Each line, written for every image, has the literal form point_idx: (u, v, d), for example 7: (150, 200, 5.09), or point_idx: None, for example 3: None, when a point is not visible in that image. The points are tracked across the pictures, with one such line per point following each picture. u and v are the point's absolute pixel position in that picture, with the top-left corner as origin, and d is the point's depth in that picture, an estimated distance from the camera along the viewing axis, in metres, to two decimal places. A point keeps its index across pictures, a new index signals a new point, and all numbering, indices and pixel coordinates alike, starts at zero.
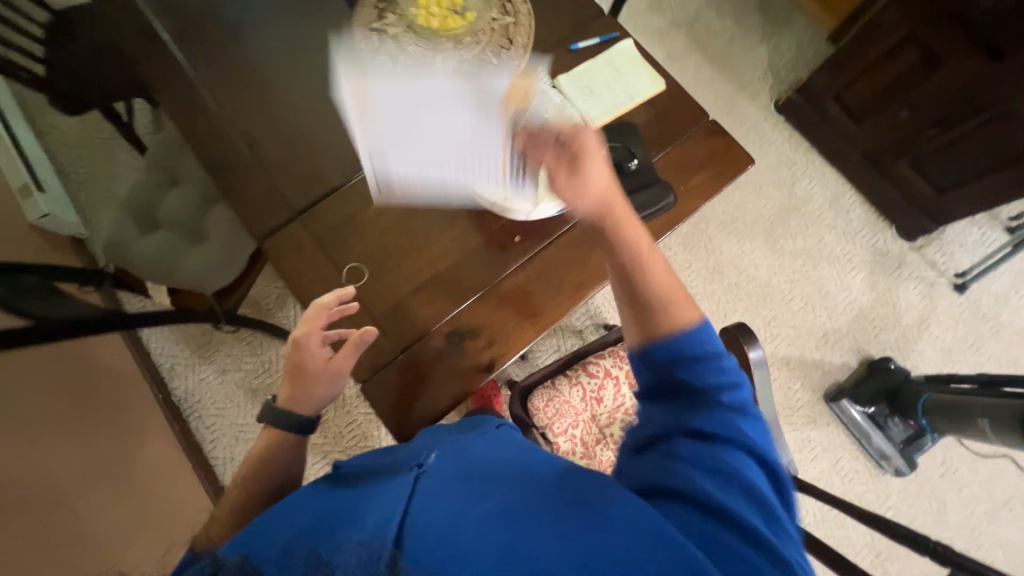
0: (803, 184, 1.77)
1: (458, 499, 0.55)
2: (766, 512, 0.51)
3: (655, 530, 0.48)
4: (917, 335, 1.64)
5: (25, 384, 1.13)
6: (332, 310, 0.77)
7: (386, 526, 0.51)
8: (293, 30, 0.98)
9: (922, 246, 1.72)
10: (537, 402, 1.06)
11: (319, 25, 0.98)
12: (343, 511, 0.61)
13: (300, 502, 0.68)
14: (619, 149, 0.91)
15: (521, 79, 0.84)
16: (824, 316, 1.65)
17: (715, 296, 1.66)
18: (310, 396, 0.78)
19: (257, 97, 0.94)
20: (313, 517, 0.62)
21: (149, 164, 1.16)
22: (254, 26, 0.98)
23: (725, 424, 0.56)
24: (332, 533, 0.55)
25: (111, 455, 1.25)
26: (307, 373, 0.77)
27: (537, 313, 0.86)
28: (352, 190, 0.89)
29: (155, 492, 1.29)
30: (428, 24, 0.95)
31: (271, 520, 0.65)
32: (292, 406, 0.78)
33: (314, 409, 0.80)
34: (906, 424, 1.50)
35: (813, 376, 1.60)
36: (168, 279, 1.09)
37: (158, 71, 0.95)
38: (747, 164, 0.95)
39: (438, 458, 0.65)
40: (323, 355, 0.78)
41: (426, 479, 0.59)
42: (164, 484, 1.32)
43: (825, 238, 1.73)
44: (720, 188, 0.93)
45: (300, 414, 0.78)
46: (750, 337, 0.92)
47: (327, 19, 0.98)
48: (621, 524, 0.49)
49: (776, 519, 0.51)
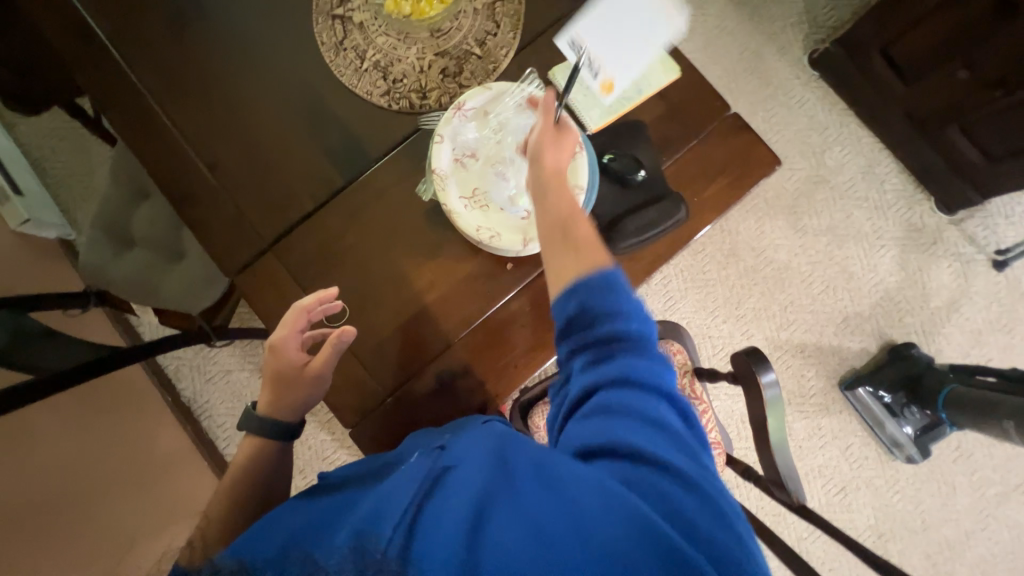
0: (834, 152, 1.59)
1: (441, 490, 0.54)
2: (675, 439, 0.54)
3: (587, 504, 0.49)
4: (945, 317, 1.54)
5: (42, 408, 1.14)
6: (308, 312, 0.73)
7: (376, 527, 0.51)
8: (243, 21, 0.84)
9: (961, 219, 1.56)
10: (538, 419, 1.04)
11: (274, 14, 0.84)
12: (338, 512, 0.59)
13: (291, 505, 0.63)
14: (623, 157, 0.79)
15: (507, 83, 0.72)
16: (846, 299, 1.56)
17: (729, 282, 1.56)
18: (291, 401, 0.75)
19: (210, 108, 0.83)
20: (306, 518, 0.59)
21: (114, 174, 1.08)
22: (200, 19, 0.84)
23: (628, 371, 0.56)
24: (324, 539, 0.54)
25: (135, 467, 1.29)
26: (286, 378, 0.74)
27: (532, 346, 0.80)
28: (325, 216, 0.81)
29: (179, 499, 1.34)
30: (399, 11, 0.82)
31: (258, 527, 0.59)
32: (273, 414, 0.75)
33: (297, 414, 0.77)
34: (924, 413, 1.45)
35: (829, 362, 1.54)
36: (151, 301, 1.05)
37: (97, 82, 0.84)
38: (773, 165, 0.82)
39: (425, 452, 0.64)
40: (302, 358, 0.74)
41: (413, 474, 0.59)
42: (187, 490, 1.37)
43: (854, 213, 1.58)
44: (740, 196, 0.82)
45: (281, 419, 0.76)
46: (763, 362, 0.87)
47: (282, 6, 0.84)
48: (569, 499, 0.51)
49: (683, 441, 0.55)
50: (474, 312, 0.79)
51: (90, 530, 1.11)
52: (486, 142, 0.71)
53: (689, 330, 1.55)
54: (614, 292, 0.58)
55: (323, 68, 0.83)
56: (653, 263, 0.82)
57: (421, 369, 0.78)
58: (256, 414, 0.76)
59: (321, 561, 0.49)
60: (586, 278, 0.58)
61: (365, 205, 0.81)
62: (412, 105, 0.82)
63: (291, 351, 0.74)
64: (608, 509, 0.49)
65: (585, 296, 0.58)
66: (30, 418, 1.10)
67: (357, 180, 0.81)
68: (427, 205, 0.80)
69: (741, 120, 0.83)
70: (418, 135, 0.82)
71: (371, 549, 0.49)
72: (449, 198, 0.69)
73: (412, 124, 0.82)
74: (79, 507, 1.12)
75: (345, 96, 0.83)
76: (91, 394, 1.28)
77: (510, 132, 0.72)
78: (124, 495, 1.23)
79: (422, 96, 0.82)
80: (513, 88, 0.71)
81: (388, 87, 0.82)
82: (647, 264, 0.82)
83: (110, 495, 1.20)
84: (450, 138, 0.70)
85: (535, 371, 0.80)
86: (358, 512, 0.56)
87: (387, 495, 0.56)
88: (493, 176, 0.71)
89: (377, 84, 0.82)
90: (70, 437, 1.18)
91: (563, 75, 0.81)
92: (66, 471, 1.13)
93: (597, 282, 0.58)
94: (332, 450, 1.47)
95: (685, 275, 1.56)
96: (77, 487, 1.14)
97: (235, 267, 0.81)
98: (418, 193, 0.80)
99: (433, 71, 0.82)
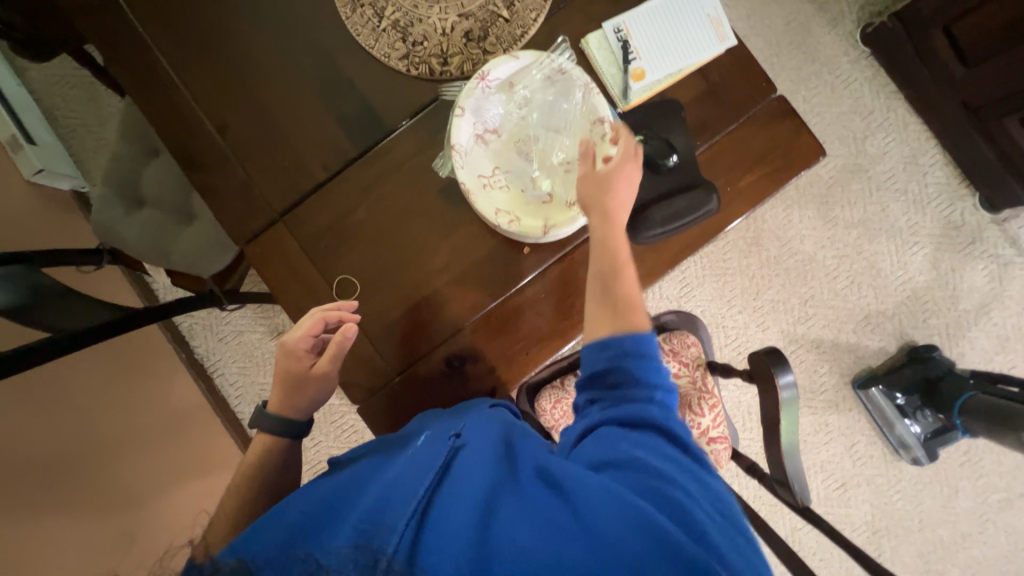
0: (877, 139, 1.49)
1: (453, 490, 0.56)
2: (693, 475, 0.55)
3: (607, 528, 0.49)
4: (973, 321, 1.48)
5: (66, 363, 1.18)
6: (318, 319, 0.72)
7: (380, 525, 0.51)
8: None
9: (1004, 219, 1.48)
10: (544, 404, 1.02)
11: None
12: (347, 496, 0.59)
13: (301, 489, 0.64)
14: (655, 140, 0.74)
15: (535, 52, 0.66)
16: (871, 296, 1.50)
17: (749, 272, 1.51)
18: (299, 401, 0.75)
19: (220, 66, 0.79)
20: (314, 503, 0.59)
21: (123, 130, 1.05)
22: None
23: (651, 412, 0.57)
24: (326, 532, 0.53)
25: (155, 422, 1.34)
26: (295, 379, 0.74)
27: (543, 335, 0.78)
28: (338, 187, 0.77)
29: (198, 452, 1.40)
30: None
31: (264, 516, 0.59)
32: (282, 412, 0.75)
33: (305, 412, 0.76)
34: (936, 417, 1.43)
35: (844, 360, 1.50)
36: (163, 263, 1.04)
37: (100, 30, 0.79)
38: (817, 156, 0.76)
39: (427, 438, 0.65)
40: (309, 360, 0.74)
41: (416, 466, 0.60)
42: (206, 444, 1.43)
43: (890, 206, 1.49)
44: (778, 189, 0.76)
45: (291, 418, 0.76)
46: (782, 363, 0.84)
47: None
48: (581, 504, 0.52)
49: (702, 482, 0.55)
50: (487, 295, 0.77)
51: (107, 484, 1.16)
52: (509, 119, 0.67)
53: (703, 319, 1.52)
54: (641, 359, 0.59)
55: (339, 26, 0.77)
56: (679, 255, 0.77)
57: (430, 351, 0.77)
58: (268, 411, 0.75)
59: (322, 559, 0.48)
60: (621, 335, 0.60)
61: (379, 180, 0.77)
62: (431, 71, 0.76)
63: (299, 354, 0.73)
64: (620, 513, 0.50)
65: (614, 354, 0.60)
66: (47, 374, 1.13)
67: (371, 151, 0.77)
68: (444, 181, 0.76)
69: (787, 104, 0.76)
70: (436, 105, 0.77)
71: (375, 549, 0.49)
72: (469, 179, 0.65)
73: (432, 93, 0.77)
74: (100, 461, 1.18)
75: (361, 58, 0.77)
76: (114, 354, 1.31)
77: (536, 108, 0.67)
78: (144, 448, 1.28)
79: (443, 61, 0.76)
80: (543, 58, 0.66)
81: (407, 51, 0.76)
82: (671, 256, 0.78)
83: (131, 449, 1.26)
84: (471, 113, 0.65)
85: (550, 358, 0.78)
86: (361, 506, 0.55)
87: (393, 485, 0.57)
88: (516, 156, 0.67)
89: (395, 46, 0.77)
90: (91, 391, 1.22)
91: (597, 45, 0.75)
92: (85, 427, 1.18)
93: (629, 343, 0.60)
94: (340, 413, 1.51)
95: (703, 263, 1.51)
96: (98, 442, 1.19)
97: (244, 235, 0.78)
98: (434, 168, 0.76)
99: (456, 34, 0.76)
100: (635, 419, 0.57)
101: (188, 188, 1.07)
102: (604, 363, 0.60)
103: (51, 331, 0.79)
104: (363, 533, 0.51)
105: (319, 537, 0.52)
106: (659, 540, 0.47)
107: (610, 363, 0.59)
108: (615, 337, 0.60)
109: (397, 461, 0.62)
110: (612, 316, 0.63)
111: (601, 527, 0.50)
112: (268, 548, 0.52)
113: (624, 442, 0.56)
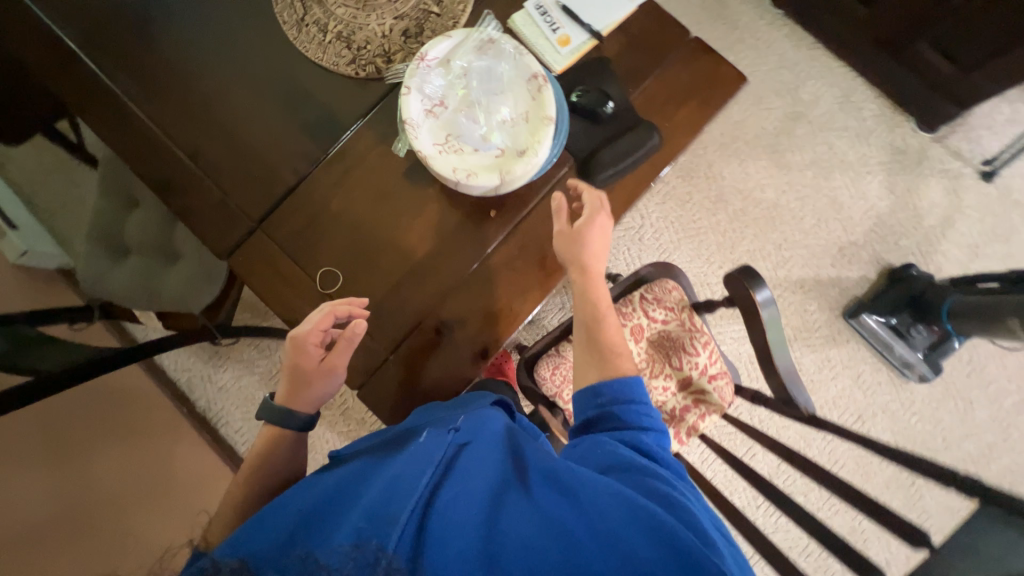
0: (809, 86, 1.60)
1: (456, 485, 0.57)
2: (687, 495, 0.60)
3: (612, 523, 0.53)
4: (941, 235, 1.54)
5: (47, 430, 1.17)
6: (331, 313, 0.74)
7: (381, 520, 0.51)
8: (207, 12, 0.86)
9: (943, 136, 1.56)
10: (543, 372, 1.04)
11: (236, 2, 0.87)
12: (348, 493, 0.60)
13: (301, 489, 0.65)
14: (590, 92, 0.80)
15: (465, 30, 0.74)
16: (839, 229, 1.56)
17: (720, 228, 1.57)
18: (310, 392, 0.77)
19: (184, 100, 0.85)
20: (313, 500, 0.61)
21: (102, 187, 1.10)
22: (163, 16, 0.86)
23: (644, 444, 0.64)
24: (326, 533, 0.53)
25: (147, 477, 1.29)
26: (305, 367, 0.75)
27: (523, 291, 0.81)
28: (307, 189, 0.82)
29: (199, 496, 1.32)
30: None
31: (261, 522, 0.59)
32: (292, 403, 0.77)
33: (314, 405, 0.78)
34: (930, 330, 1.45)
35: (830, 294, 1.54)
36: (153, 305, 1.06)
37: (72, 90, 0.86)
38: (740, 83, 0.83)
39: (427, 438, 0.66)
40: (320, 354, 0.75)
41: (418, 464, 0.61)
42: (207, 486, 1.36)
43: (836, 144, 1.58)
44: (711, 118, 0.83)
45: (301, 409, 0.77)
46: (757, 280, 0.87)
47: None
48: (585, 499, 0.56)
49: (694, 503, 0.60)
50: (461, 266, 0.81)
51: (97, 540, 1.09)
52: (452, 89, 0.73)
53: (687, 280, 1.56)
54: (629, 398, 0.69)
55: (288, 48, 0.85)
56: (634, 194, 0.82)
57: (420, 324, 0.80)
58: (275, 402, 0.77)
59: (320, 557, 0.48)
60: (609, 382, 0.70)
61: (346, 175, 0.82)
62: (378, 70, 0.83)
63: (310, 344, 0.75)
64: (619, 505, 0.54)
65: (605, 400, 0.69)
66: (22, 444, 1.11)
67: (334, 150, 0.83)
68: (405, 164, 0.82)
69: (702, 43, 0.84)
70: (388, 100, 0.83)
71: (375, 548, 0.48)
72: (425, 147, 0.70)
73: (382, 90, 0.84)
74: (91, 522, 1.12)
75: (313, 71, 0.84)
76: (108, 413, 1.31)
77: (475, 76, 0.73)
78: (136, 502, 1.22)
79: (387, 60, 0.83)
80: (473, 33, 0.73)
81: (353, 56, 0.84)
82: (628, 195, 0.82)
83: (125, 504, 1.20)
84: (417, 90, 0.71)
85: (534, 312, 0.81)
86: (364, 503, 0.55)
87: (395, 480, 0.58)
88: (463, 119, 0.72)
89: (342, 55, 0.84)
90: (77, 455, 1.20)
91: (523, 21, 0.82)
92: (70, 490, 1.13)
93: (617, 388, 0.69)
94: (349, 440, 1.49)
95: (676, 227, 1.57)
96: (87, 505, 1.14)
97: (224, 248, 0.83)
98: (395, 153, 0.82)
99: (395, 34, 0.84)
100: (629, 440, 0.65)
101: (169, 231, 1.11)
102: (597, 403, 0.70)
103: (26, 374, 0.79)
104: (366, 527, 0.51)
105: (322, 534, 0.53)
106: (664, 534, 0.51)
107: (603, 411, 0.69)
108: (605, 382, 0.70)
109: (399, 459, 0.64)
110: (600, 366, 0.74)
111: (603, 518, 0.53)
112: (260, 550, 0.53)
113: (619, 455, 0.62)
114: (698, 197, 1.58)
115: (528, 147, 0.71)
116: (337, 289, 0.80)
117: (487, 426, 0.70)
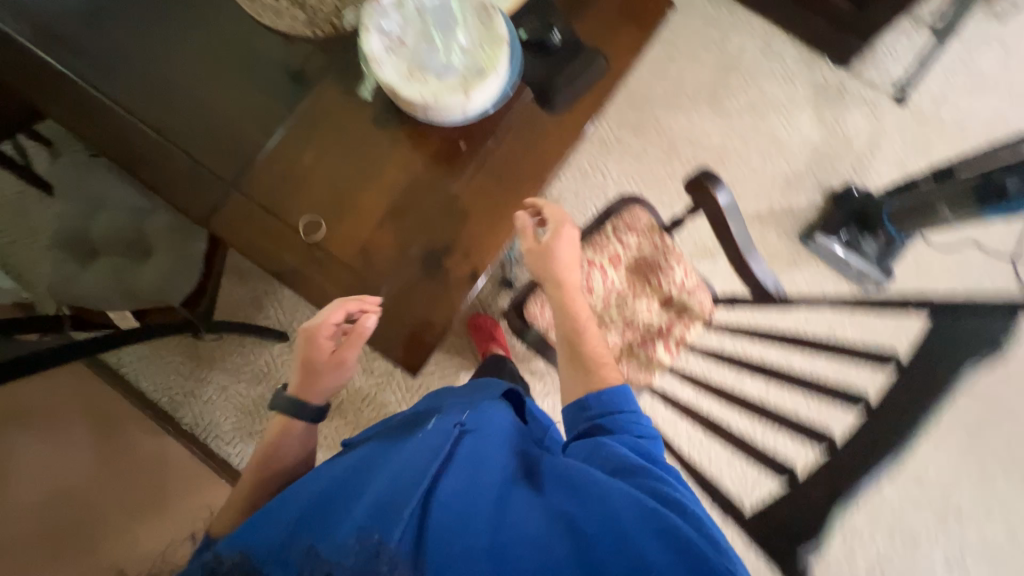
0: (734, 38, 1.74)
1: (455, 475, 0.58)
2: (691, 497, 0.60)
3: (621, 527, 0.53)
4: (870, 156, 1.69)
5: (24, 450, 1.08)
6: (343, 307, 0.75)
7: (383, 515, 0.52)
8: None
9: (857, 68, 1.73)
10: (533, 309, 1.07)
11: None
12: (345, 483, 0.61)
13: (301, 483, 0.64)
14: (537, 25, 0.86)
15: None
16: (782, 163, 1.69)
17: (677, 176, 1.67)
18: (321, 382, 0.78)
19: (144, 78, 0.86)
20: (313, 494, 0.61)
21: (61, 192, 1.08)
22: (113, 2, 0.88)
23: (644, 449, 0.65)
24: (329, 523, 0.54)
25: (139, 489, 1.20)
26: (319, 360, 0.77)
27: (502, 215, 0.85)
28: (278, 147, 0.84)
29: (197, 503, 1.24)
30: None
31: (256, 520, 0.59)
32: (304, 396, 0.77)
33: (326, 395, 0.79)
34: (878, 237, 1.55)
35: (784, 222, 1.66)
36: (128, 303, 1.04)
37: (23, 82, 0.85)
38: (669, 6, 0.91)
39: (430, 431, 0.66)
40: (331, 348, 0.77)
41: (422, 456, 0.61)
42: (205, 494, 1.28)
43: (766, 87, 1.72)
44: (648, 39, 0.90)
45: (314, 399, 0.78)
46: (715, 177, 0.91)
47: None
48: (581, 501, 0.56)
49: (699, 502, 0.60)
50: (435, 205, 0.84)
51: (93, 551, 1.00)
52: (409, 25, 0.77)
53: None
54: (620, 407, 0.69)
55: (243, 19, 0.88)
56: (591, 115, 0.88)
57: (406, 258, 0.82)
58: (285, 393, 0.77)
59: (322, 554, 0.50)
60: (597, 394, 0.70)
61: (316, 129, 0.84)
62: (335, 26, 0.85)
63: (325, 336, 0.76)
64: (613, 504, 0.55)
65: (593, 412, 0.70)
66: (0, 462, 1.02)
67: (301, 106, 0.85)
68: (372, 113, 0.85)
69: None
70: (347, 56, 0.87)
71: (375, 542, 0.50)
72: (391, 80, 0.76)
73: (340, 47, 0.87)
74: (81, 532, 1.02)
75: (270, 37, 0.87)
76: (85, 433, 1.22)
77: (428, 11, 0.78)
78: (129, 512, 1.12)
79: (341, 14, 0.85)
80: None
81: (308, 17, 0.86)
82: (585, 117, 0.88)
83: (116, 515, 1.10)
84: (376, 30, 0.76)
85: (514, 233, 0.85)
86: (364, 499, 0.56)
87: (394, 474, 0.58)
88: (424, 51, 0.76)
89: (296, 16, 0.85)
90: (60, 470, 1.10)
91: None
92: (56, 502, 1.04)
93: (604, 399, 0.70)
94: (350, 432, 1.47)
95: (636, 180, 1.66)
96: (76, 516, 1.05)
97: (198, 215, 0.83)
98: (361, 100, 0.85)
99: None
100: (621, 439, 0.66)
101: (137, 228, 1.09)
102: (583, 408, 0.71)
103: None
104: (361, 530, 0.51)
105: (318, 530, 0.53)
106: (671, 536, 0.52)
107: (594, 422, 0.69)
108: (594, 394, 0.70)
109: (400, 451, 0.64)
110: (584, 378, 0.75)
111: (599, 514, 0.54)
112: (269, 540, 0.54)
113: (610, 455, 0.63)
114: (653, 150, 1.68)
115: (486, 67, 0.76)
116: (321, 235, 0.82)
117: (489, 417, 0.70)
